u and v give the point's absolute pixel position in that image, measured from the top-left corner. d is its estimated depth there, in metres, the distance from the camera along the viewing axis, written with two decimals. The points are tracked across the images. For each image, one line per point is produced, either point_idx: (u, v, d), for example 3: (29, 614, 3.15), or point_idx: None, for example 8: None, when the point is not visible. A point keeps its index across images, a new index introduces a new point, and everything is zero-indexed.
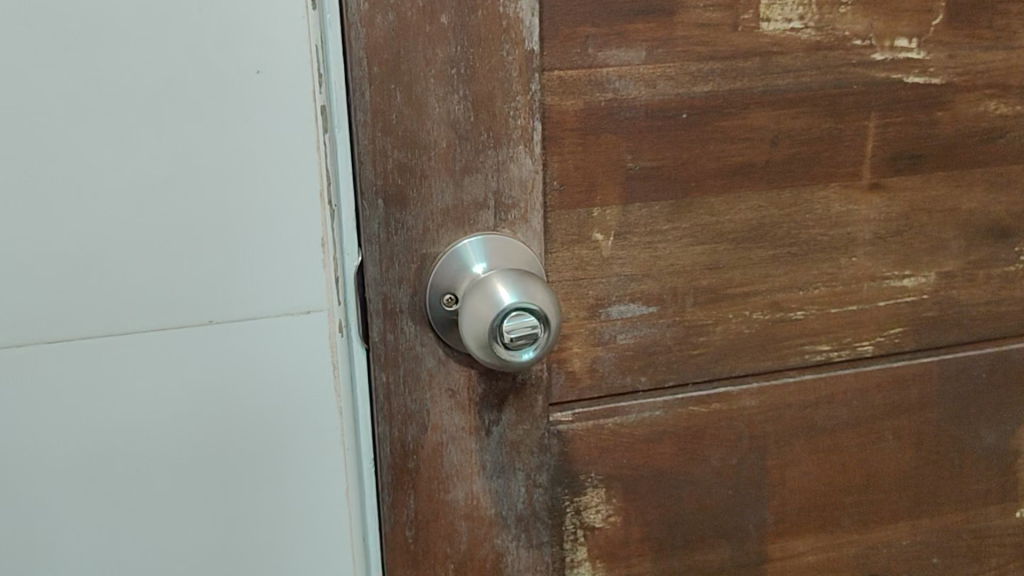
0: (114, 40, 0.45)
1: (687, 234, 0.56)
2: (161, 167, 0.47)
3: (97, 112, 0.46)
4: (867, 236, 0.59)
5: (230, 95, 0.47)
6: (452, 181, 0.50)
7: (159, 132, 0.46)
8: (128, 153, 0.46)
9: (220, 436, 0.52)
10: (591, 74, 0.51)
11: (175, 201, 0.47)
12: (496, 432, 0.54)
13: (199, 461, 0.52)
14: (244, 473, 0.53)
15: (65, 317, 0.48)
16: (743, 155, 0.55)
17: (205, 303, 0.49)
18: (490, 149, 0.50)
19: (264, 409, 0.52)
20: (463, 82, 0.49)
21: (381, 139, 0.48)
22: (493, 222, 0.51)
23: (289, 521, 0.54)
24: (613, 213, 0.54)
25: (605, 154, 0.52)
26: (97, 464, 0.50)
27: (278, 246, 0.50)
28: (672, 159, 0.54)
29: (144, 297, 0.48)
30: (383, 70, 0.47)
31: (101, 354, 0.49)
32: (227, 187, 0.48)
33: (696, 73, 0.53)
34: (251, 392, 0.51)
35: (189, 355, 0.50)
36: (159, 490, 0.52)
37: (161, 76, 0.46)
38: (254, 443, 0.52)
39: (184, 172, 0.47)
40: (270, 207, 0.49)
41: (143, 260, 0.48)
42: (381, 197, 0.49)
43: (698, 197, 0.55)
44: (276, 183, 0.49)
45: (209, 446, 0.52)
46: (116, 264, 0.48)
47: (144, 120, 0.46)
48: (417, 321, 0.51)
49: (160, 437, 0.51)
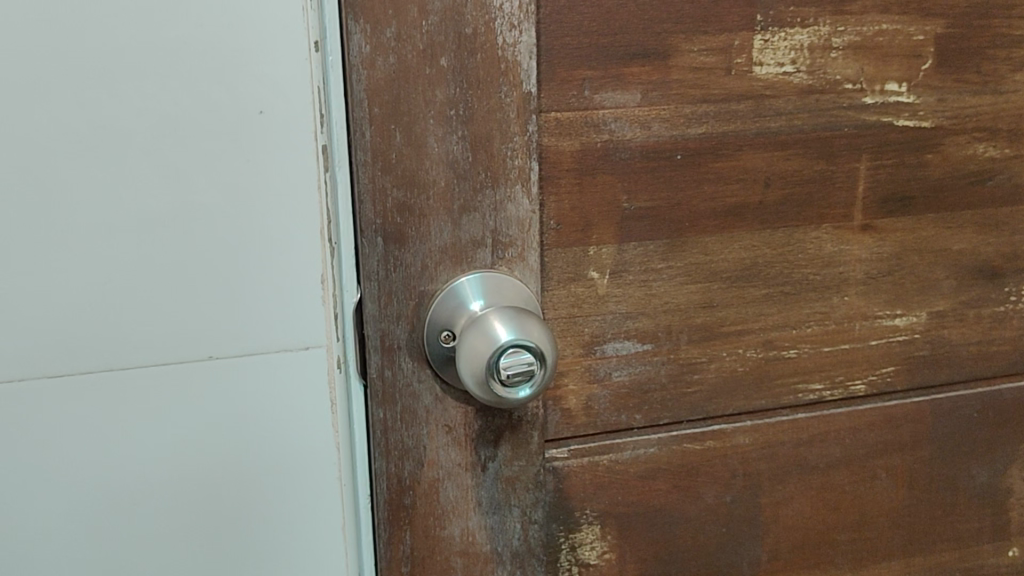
0: (119, 80, 0.45)
1: (681, 272, 0.56)
2: (164, 205, 0.47)
3: (101, 151, 0.46)
4: (859, 276, 0.60)
5: (233, 135, 0.47)
6: (450, 220, 0.51)
7: (162, 170, 0.47)
8: (132, 189, 0.47)
9: (219, 472, 0.52)
10: (587, 116, 0.52)
11: (177, 239, 0.48)
12: (492, 468, 0.55)
13: (197, 495, 0.52)
14: (241, 505, 0.52)
15: (67, 351, 0.48)
16: (736, 195, 0.56)
17: (205, 337, 0.49)
18: (488, 188, 0.51)
19: (261, 447, 0.51)
20: (462, 123, 0.50)
21: (381, 178, 0.49)
22: (491, 260, 0.52)
23: (285, 557, 0.53)
24: (609, 252, 0.54)
25: (601, 194, 0.53)
26: (96, 496, 0.51)
27: (277, 283, 0.49)
28: (667, 199, 0.55)
29: (145, 332, 0.49)
30: (383, 112, 0.49)
31: (101, 385, 0.49)
32: (227, 223, 0.48)
33: (691, 115, 0.54)
34: (250, 430, 0.51)
35: (189, 391, 0.50)
36: (156, 520, 0.52)
37: (165, 116, 0.46)
38: (251, 481, 0.52)
39: (187, 210, 0.47)
40: (271, 244, 0.49)
41: (143, 294, 0.48)
42: (380, 236, 0.50)
43: (691, 236, 0.56)
44: (276, 220, 0.48)
45: (208, 481, 0.52)
46: (116, 298, 0.48)
47: (147, 158, 0.46)
48: (414, 358, 0.52)
49: (159, 471, 0.51)
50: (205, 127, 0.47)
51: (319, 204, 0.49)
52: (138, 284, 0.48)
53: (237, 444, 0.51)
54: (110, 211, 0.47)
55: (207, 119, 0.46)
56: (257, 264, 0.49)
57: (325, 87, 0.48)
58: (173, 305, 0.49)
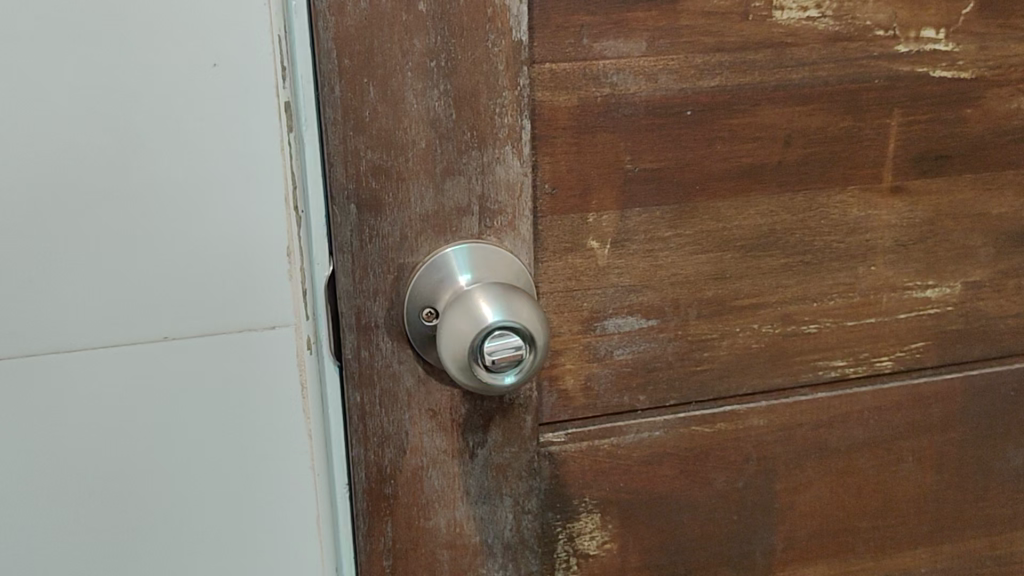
0: (106, 29, 0.41)
1: (692, 241, 0.51)
2: (161, 169, 0.43)
3: (96, 108, 0.42)
4: (889, 244, 0.55)
5: (206, 95, 0.43)
6: (431, 184, 0.46)
7: (148, 131, 0.42)
8: (133, 153, 0.43)
9: (190, 459, 0.47)
10: (586, 67, 0.46)
11: (155, 207, 0.43)
12: (481, 455, 0.50)
13: (180, 475, 0.48)
14: (224, 484, 0.48)
15: (52, 327, 0.44)
16: (753, 155, 0.51)
17: (185, 312, 0.45)
18: (474, 149, 0.46)
19: (231, 432, 0.47)
20: (444, 76, 0.44)
21: (353, 139, 0.44)
22: (478, 229, 0.47)
23: (266, 541, 0.50)
24: (610, 220, 0.49)
25: (604, 154, 0.48)
26: (56, 489, 0.46)
27: (254, 255, 0.45)
28: (676, 161, 0.49)
29: (133, 308, 0.45)
30: (354, 64, 0.43)
31: (79, 361, 0.45)
32: (220, 192, 0.44)
33: (702, 66, 0.48)
34: (219, 413, 0.47)
35: (154, 374, 0.46)
36: (134, 501, 0.47)
37: (139, 73, 0.42)
38: (229, 467, 0.48)
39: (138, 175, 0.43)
40: (251, 214, 0.45)
41: (134, 268, 0.44)
42: (353, 203, 0.45)
43: (702, 202, 0.51)
44: (257, 188, 0.45)
45: (179, 469, 0.47)
46: (107, 274, 0.44)
47: (140, 116, 0.42)
48: (393, 337, 0.47)
49: (137, 450, 0.47)
50: (159, 86, 0.42)
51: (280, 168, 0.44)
52: (90, 260, 0.43)
53: (206, 429, 0.47)
54: (54, 181, 0.42)
55: (158, 77, 0.42)
56: (218, 235, 0.44)
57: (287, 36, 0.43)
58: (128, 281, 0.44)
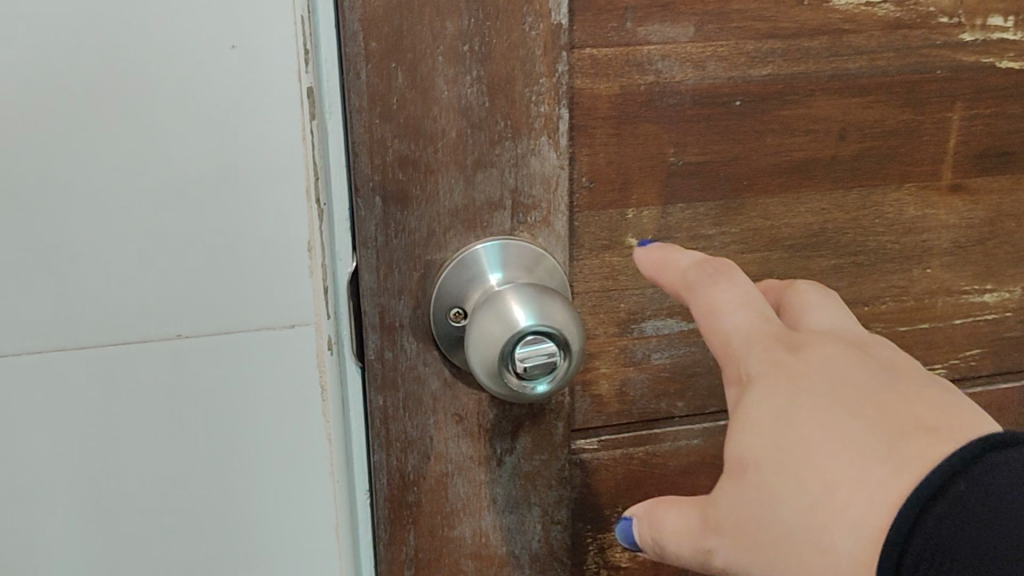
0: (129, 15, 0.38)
1: (737, 239, 0.48)
2: (183, 163, 0.40)
3: (118, 99, 0.39)
4: (945, 245, 0.52)
5: (232, 84, 0.40)
6: (462, 177, 0.43)
7: (171, 122, 0.40)
8: (156, 147, 0.40)
9: (204, 465, 0.45)
10: (629, 53, 0.43)
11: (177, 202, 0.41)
12: (509, 463, 0.47)
13: (198, 479, 0.45)
14: (243, 488, 0.46)
15: (67, 330, 0.42)
16: (804, 150, 0.48)
17: (204, 312, 0.43)
18: (508, 140, 0.43)
19: (247, 437, 0.45)
20: (478, 62, 0.41)
21: (380, 128, 0.41)
22: (510, 225, 0.44)
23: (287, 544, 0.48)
24: (651, 216, 0.47)
25: (646, 146, 0.45)
26: (66, 494, 0.44)
27: (277, 250, 0.43)
28: (723, 154, 0.47)
29: (152, 309, 0.42)
30: (382, 47, 0.40)
31: (94, 366, 0.42)
32: (245, 186, 0.41)
33: (754, 54, 0.45)
34: (234, 417, 0.45)
35: (168, 379, 0.43)
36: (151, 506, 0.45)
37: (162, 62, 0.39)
38: (250, 470, 0.46)
39: (153, 169, 0.40)
40: (275, 209, 0.42)
41: (153, 267, 0.41)
42: (378, 196, 0.42)
43: (750, 198, 0.48)
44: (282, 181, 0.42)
45: (195, 475, 0.45)
46: (125, 273, 0.41)
47: (164, 107, 0.39)
48: (419, 337, 0.45)
49: (155, 454, 0.44)
50: (176, 71, 0.39)
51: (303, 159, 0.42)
52: (100, 255, 0.41)
53: (222, 435, 0.45)
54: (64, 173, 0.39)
55: (175, 63, 0.39)
56: (235, 231, 0.42)
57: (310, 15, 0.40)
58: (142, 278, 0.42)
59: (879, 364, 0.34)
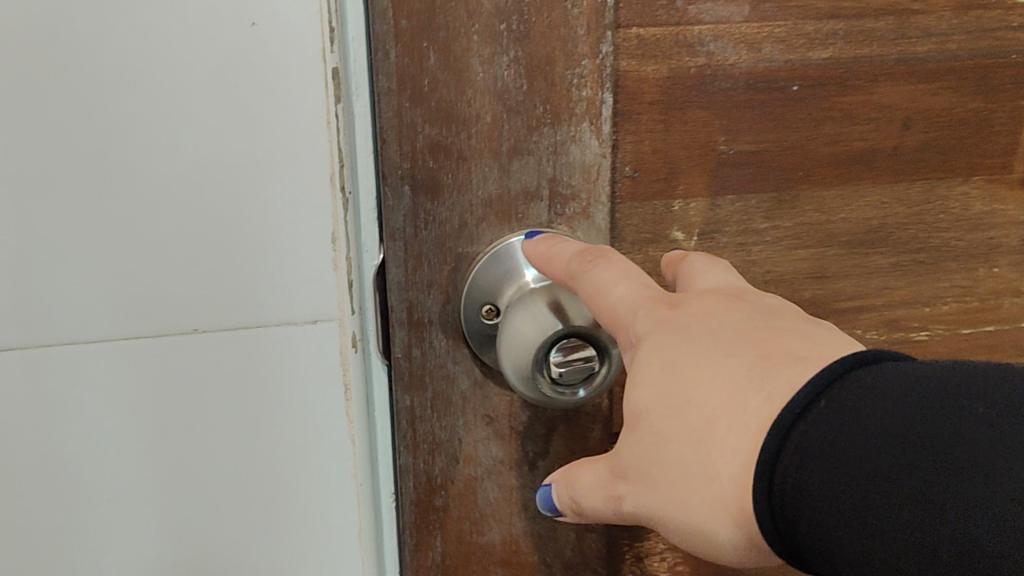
0: None
1: (791, 234, 0.45)
2: (206, 147, 0.38)
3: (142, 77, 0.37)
4: (1015, 244, 0.48)
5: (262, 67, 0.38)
6: (496, 165, 0.40)
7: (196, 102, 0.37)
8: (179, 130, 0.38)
9: (223, 470, 0.43)
10: (679, 33, 0.41)
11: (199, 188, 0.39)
12: (542, 469, 0.45)
13: (212, 477, 0.43)
14: (259, 487, 0.44)
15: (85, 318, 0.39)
16: (866, 139, 0.44)
17: (225, 305, 0.41)
18: (547, 126, 0.40)
19: (267, 440, 0.43)
20: (516, 41, 0.38)
21: (410, 112, 0.38)
22: (547, 217, 0.41)
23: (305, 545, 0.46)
24: (699, 207, 0.44)
25: (695, 133, 0.42)
26: (80, 496, 0.42)
27: (302, 243, 0.41)
28: (778, 142, 0.43)
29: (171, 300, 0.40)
30: (413, 25, 0.37)
31: (111, 357, 0.40)
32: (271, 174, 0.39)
33: (814, 34, 0.42)
34: (253, 420, 0.43)
35: (186, 378, 0.41)
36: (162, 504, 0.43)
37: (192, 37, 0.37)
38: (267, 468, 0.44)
39: (170, 158, 0.38)
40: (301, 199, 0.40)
41: (173, 255, 0.39)
42: (407, 184, 0.39)
43: (806, 189, 0.45)
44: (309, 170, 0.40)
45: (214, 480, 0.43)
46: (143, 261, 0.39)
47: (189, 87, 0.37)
48: (448, 334, 0.42)
49: (168, 450, 0.42)
50: (203, 50, 0.37)
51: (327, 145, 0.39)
52: (116, 244, 0.39)
53: (241, 438, 0.43)
54: (78, 158, 0.37)
55: (196, 44, 0.37)
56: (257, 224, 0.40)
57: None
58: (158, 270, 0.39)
59: (752, 308, 0.32)
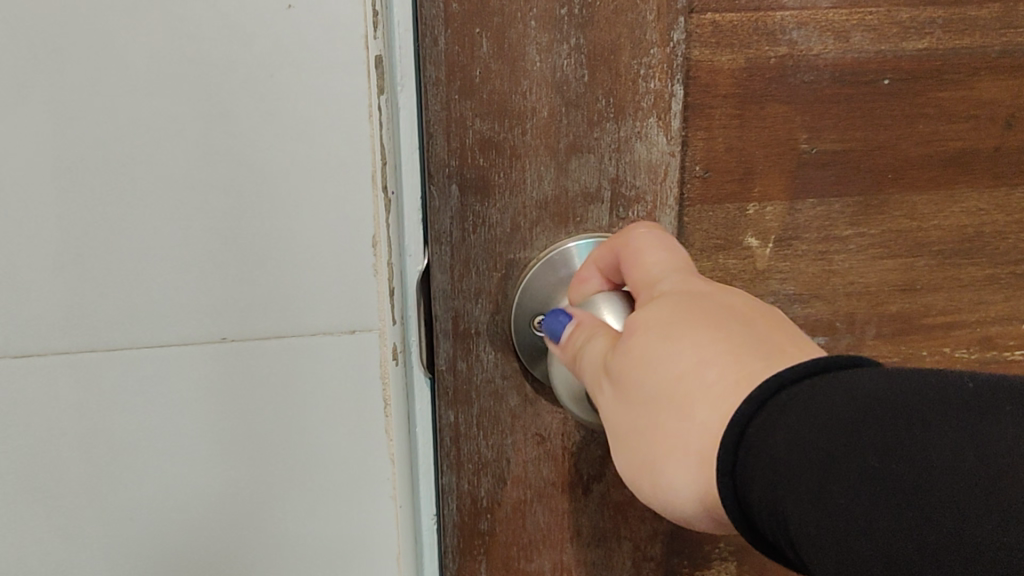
0: None
1: (878, 242, 0.41)
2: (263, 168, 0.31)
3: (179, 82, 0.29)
4: None
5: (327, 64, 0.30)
6: (554, 163, 0.36)
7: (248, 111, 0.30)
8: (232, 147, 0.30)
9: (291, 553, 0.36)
10: (759, 19, 0.37)
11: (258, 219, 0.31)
12: (597, 492, 0.41)
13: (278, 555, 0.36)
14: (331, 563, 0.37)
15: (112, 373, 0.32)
16: (963, 139, 0.40)
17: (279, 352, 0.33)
18: (610, 122, 0.36)
19: (296, 488, 0.35)
20: (578, 27, 0.35)
21: (458, 105, 0.35)
22: (608, 221, 0.38)
23: None
24: (777, 213, 0.40)
25: (775, 130, 0.38)
26: None
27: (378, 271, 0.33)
28: (865, 141, 0.39)
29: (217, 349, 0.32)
30: (464, 9, 0.34)
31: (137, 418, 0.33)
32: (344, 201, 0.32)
33: (909, 23, 0.38)
34: (287, 460, 0.34)
35: (206, 416, 0.33)
36: None
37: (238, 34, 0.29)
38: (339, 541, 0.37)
39: (220, 124, 0.30)
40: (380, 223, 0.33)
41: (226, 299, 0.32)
42: (455, 183, 0.36)
43: (895, 194, 0.41)
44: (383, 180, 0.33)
45: (234, 529, 0.35)
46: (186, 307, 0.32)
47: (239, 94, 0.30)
48: (498, 347, 0.39)
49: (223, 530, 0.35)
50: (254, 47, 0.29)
51: (370, 142, 0.31)
52: (152, 285, 0.31)
53: (274, 484, 0.35)
54: (103, 176, 0.30)
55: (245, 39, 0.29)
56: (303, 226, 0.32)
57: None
58: (172, 271, 0.31)
59: (760, 311, 0.25)
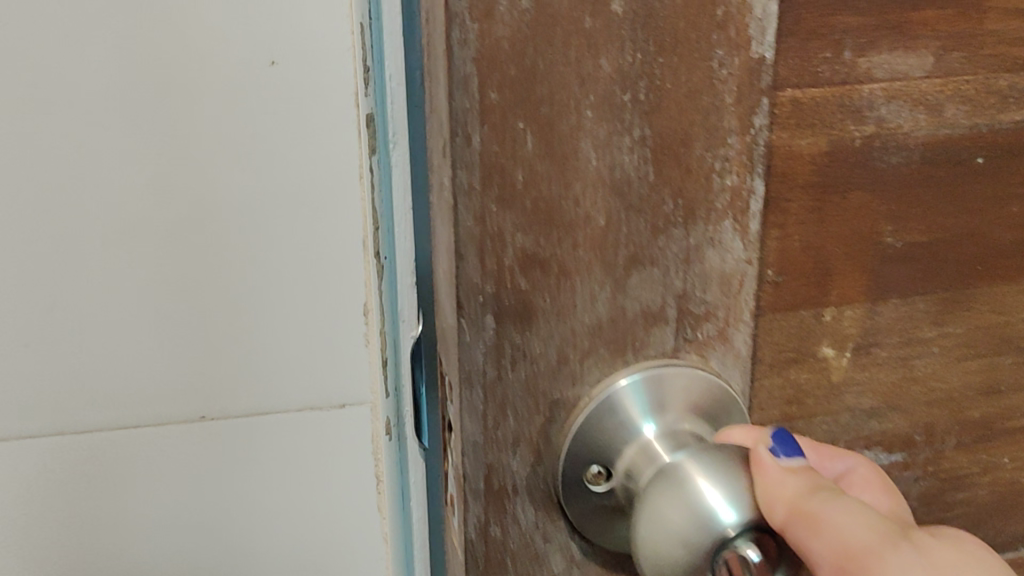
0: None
1: (962, 340, 0.35)
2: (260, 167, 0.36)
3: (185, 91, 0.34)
4: None
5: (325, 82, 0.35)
6: (611, 282, 0.29)
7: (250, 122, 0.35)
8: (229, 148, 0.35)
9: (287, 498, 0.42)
10: (844, 94, 0.30)
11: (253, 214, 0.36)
12: None
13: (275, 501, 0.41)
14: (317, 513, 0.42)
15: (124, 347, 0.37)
16: None
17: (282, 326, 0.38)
18: (678, 227, 0.29)
19: (296, 435, 0.40)
20: (641, 116, 0.28)
21: (498, 217, 0.27)
22: (674, 345, 0.30)
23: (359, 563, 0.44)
24: (855, 316, 0.33)
25: (859, 222, 0.32)
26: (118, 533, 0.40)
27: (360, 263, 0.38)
28: (953, 229, 0.33)
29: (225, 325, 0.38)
30: (505, 97, 0.26)
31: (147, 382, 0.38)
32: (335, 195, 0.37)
33: (1005, 89, 0.32)
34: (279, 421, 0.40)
35: (197, 447, 0.39)
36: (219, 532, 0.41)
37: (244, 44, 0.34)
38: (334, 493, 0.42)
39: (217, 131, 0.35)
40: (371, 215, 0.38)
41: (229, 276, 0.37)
42: (492, 313, 0.29)
43: (982, 285, 0.35)
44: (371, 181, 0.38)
45: (240, 484, 0.41)
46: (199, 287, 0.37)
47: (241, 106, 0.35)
48: (540, 504, 0.31)
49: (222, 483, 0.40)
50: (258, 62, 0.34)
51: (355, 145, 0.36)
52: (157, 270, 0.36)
53: (250, 499, 0.41)
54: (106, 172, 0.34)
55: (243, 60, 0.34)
56: (300, 289, 0.38)
57: (370, 23, 0.36)
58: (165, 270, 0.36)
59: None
